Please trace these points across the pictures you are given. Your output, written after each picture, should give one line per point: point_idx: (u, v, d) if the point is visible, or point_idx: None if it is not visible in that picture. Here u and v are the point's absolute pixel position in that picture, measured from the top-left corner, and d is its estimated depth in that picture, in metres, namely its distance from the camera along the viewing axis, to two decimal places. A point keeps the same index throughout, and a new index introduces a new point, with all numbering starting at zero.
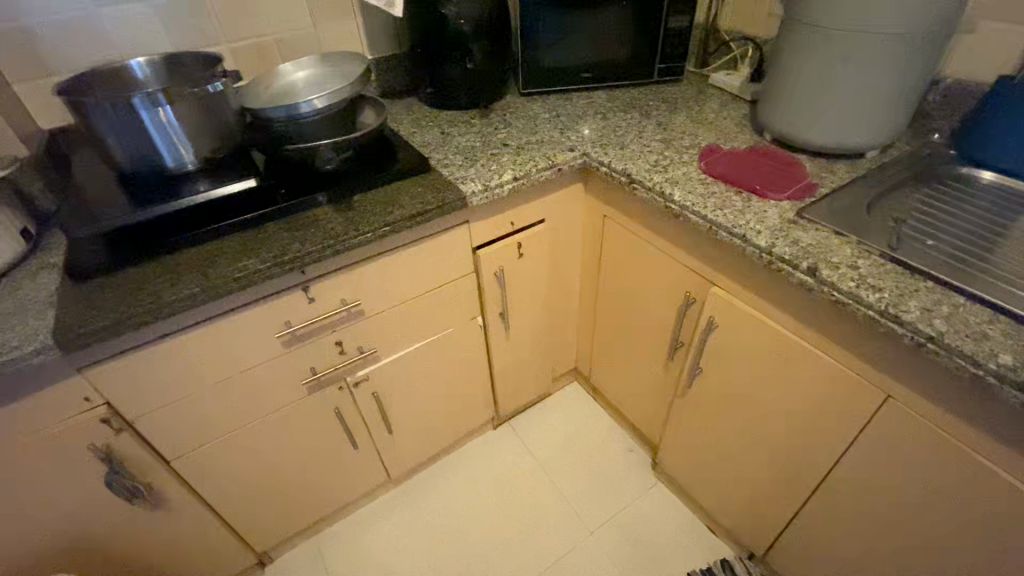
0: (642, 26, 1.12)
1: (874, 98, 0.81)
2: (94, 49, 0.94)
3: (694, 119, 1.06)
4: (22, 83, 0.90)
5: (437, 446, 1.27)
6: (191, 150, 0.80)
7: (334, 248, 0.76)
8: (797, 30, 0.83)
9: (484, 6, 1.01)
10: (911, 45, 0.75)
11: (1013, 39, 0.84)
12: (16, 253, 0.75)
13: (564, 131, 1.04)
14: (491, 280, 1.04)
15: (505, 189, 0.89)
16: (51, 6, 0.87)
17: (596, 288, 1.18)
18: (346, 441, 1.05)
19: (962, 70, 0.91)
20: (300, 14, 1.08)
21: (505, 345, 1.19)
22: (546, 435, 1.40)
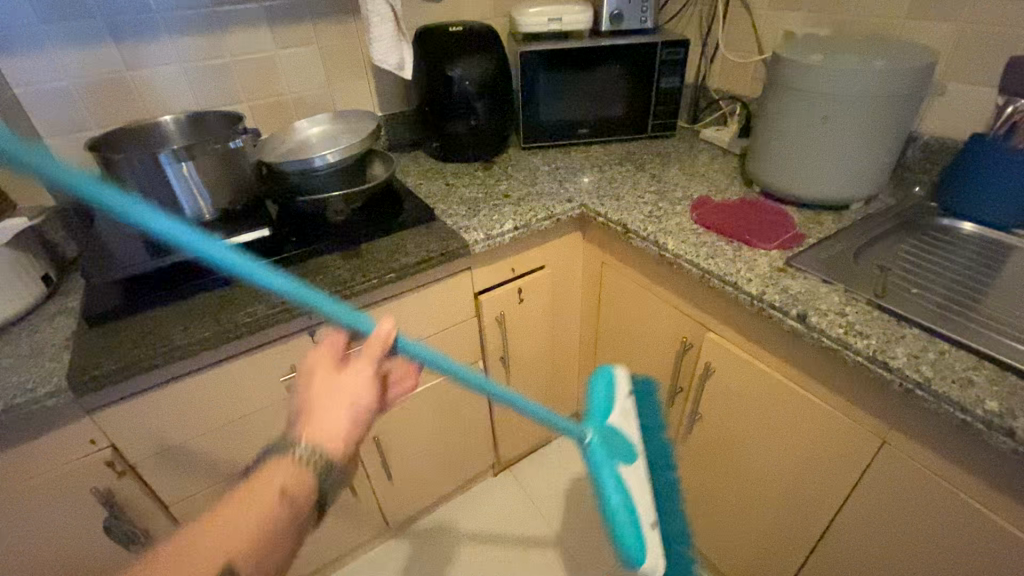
0: (635, 86, 1.20)
1: (854, 155, 0.86)
2: (123, 106, 1.00)
3: (686, 172, 1.11)
4: (53, 137, 0.96)
5: (436, 493, 1.26)
6: (209, 202, 0.85)
7: (288, 318, 0.75)
8: (778, 92, 0.89)
9: (488, 69, 1.08)
10: (884, 107, 0.81)
11: (983, 100, 0.89)
12: (36, 298, 0.78)
13: (563, 182, 1.09)
14: (492, 325, 1.06)
15: (506, 237, 0.93)
16: (87, 69, 0.95)
17: (595, 333, 1.20)
18: (344, 487, 1.04)
19: (938, 128, 0.96)
20: (316, 75, 1.16)
21: (506, 390, 1.20)
22: (547, 483, 1.38)
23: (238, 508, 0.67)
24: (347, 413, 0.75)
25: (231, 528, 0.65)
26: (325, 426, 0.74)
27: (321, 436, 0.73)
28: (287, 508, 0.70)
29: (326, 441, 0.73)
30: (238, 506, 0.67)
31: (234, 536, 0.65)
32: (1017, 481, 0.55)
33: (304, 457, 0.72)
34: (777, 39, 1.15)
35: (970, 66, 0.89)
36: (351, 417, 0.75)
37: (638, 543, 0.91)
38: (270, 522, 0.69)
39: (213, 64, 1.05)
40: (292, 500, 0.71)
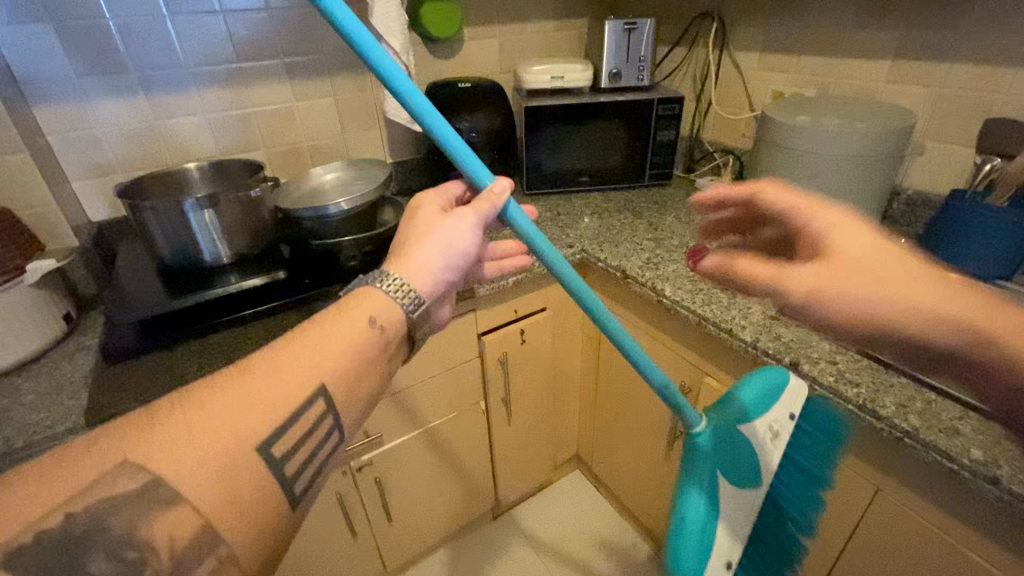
0: (634, 138, 1.27)
1: (840, 208, 0.91)
2: (149, 153, 1.06)
3: (683, 220, 1.16)
4: (81, 181, 1.02)
5: (436, 536, 1.24)
6: (228, 246, 0.89)
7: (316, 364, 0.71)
8: (767, 149, 0.94)
9: (494, 122, 1.15)
10: (867, 164, 0.86)
11: (960, 158, 0.95)
12: (57, 335, 0.81)
13: (565, 228, 1.14)
14: (495, 366, 1.08)
15: (510, 281, 0.96)
16: (118, 118, 1.01)
17: (595, 375, 1.22)
18: (345, 529, 1.04)
19: (920, 183, 1.02)
20: (331, 125, 1.23)
21: (507, 431, 1.21)
22: (548, 526, 1.37)
23: (323, 327, 0.48)
24: (476, 228, 0.57)
25: (325, 340, 0.47)
26: (426, 258, 0.55)
27: (384, 317, 0.51)
28: (378, 333, 0.50)
29: (427, 274, 0.55)
30: (332, 336, 0.47)
31: (327, 348, 0.46)
32: (1007, 530, 0.56)
33: (373, 280, 0.53)
34: (765, 97, 1.23)
35: (946, 127, 0.95)
36: (444, 270, 0.57)
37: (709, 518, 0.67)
38: (357, 335, 0.48)
39: (235, 115, 1.11)
40: (386, 332, 0.51)
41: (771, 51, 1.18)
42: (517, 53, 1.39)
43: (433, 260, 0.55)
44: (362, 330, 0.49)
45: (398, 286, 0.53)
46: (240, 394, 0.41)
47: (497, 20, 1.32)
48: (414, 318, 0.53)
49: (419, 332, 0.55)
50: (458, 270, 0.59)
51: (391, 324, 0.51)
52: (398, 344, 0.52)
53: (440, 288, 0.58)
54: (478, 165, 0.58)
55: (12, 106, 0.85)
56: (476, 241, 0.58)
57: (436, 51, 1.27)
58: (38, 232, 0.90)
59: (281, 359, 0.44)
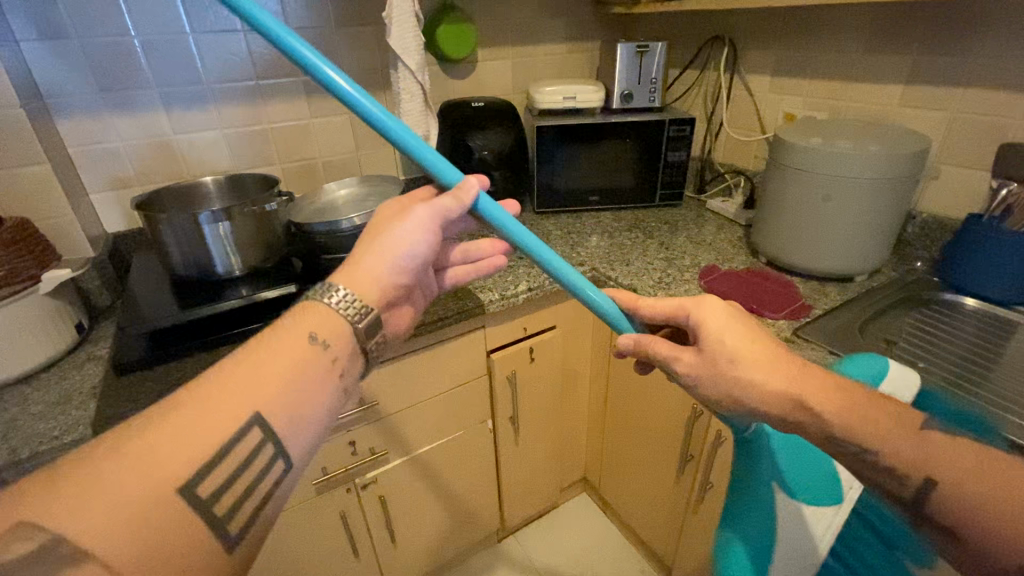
0: (645, 159, 1.27)
1: (855, 230, 0.90)
2: (166, 166, 1.08)
3: (694, 240, 1.16)
4: (99, 193, 1.03)
5: (439, 558, 1.22)
6: (240, 258, 0.89)
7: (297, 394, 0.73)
8: (780, 170, 0.94)
9: (507, 141, 1.16)
10: (882, 187, 0.86)
11: (977, 183, 0.94)
12: (67, 345, 0.82)
13: (575, 247, 1.13)
14: (503, 384, 1.07)
15: (520, 299, 0.96)
16: (138, 133, 1.03)
17: (604, 396, 1.20)
18: (347, 549, 1.02)
19: (935, 207, 1.01)
20: (346, 141, 1.25)
21: (514, 451, 1.19)
22: (553, 551, 1.34)
23: (255, 351, 0.44)
24: (428, 230, 0.54)
25: (276, 361, 0.43)
26: (371, 266, 0.52)
27: (326, 333, 0.47)
28: (321, 350, 0.46)
29: (372, 282, 0.52)
30: (279, 358, 0.44)
31: (275, 373, 0.43)
32: None
33: (318, 294, 0.49)
34: (777, 119, 1.23)
35: (961, 151, 0.94)
36: (393, 275, 0.54)
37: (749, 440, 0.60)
38: (297, 354, 0.44)
39: (252, 131, 1.13)
40: (330, 348, 0.47)
41: (783, 74, 1.19)
42: (529, 75, 1.41)
43: (379, 265, 0.53)
44: (304, 350, 0.45)
45: (340, 298, 0.49)
46: (189, 421, 0.38)
47: (510, 42, 1.34)
48: (362, 329, 0.49)
49: (372, 342, 0.51)
50: (411, 274, 0.56)
51: (333, 339, 0.47)
52: (353, 356, 0.48)
53: (392, 292, 0.55)
54: (434, 157, 0.54)
55: (36, 119, 0.87)
56: (428, 243, 0.55)
57: (450, 71, 1.30)
58: (55, 242, 0.91)
59: (230, 383, 0.41)
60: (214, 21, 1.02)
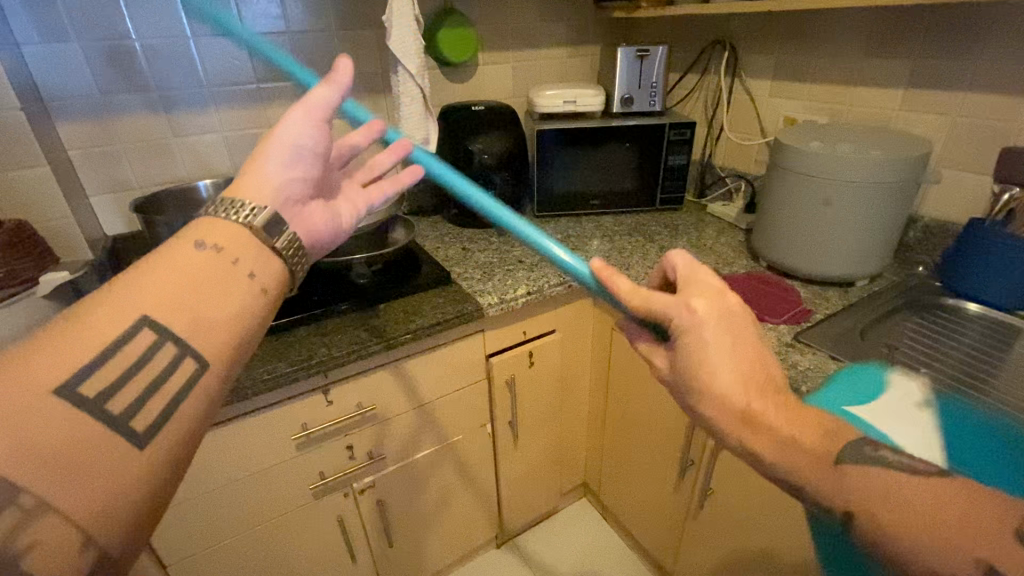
0: (645, 162, 1.27)
1: (856, 235, 0.89)
2: (167, 169, 1.08)
3: (694, 244, 1.15)
4: (99, 196, 1.03)
5: (437, 564, 1.21)
6: None
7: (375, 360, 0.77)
8: (780, 174, 0.94)
9: (507, 144, 1.16)
10: (883, 191, 0.85)
11: (979, 187, 0.93)
12: None
13: (575, 250, 1.13)
14: (502, 388, 1.07)
15: (519, 302, 0.96)
16: (138, 135, 1.03)
17: (604, 400, 1.20)
18: (345, 555, 1.02)
19: (936, 212, 1.00)
20: None
21: (513, 455, 1.19)
22: (552, 557, 1.33)
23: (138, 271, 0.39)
24: (309, 123, 0.49)
25: (169, 275, 0.39)
26: (266, 175, 0.47)
27: (216, 237, 0.42)
28: (214, 254, 0.41)
29: (266, 190, 0.46)
30: (175, 273, 0.39)
31: (174, 287, 0.39)
32: None
33: (216, 212, 0.44)
34: (778, 124, 1.23)
35: (963, 155, 0.94)
36: (289, 177, 0.49)
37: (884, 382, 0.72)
38: (189, 263, 0.40)
39: (252, 134, 1.13)
40: (222, 250, 0.42)
41: (784, 78, 1.19)
42: (530, 79, 1.41)
43: (271, 170, 0.47)
44: (195, 258, 0.40)
45: (247, 213, 0.44)
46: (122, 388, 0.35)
47: (511, 45, 1.34)
48: (261, 227, 0.44)
49: (280, 238, 0.45)
50: (310, 176, 0.50)
51: (226, 242, 0.42)
52: (255, 253, 0.43)
53: (294, 192, 0.49)
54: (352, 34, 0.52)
55: (36, 121, 0.87)
56: (317, 134, 0.50)
57: (450, 75, 1.30)
58: (54, 244, 0.91)
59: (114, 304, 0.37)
60: (215, 24, 1.02)
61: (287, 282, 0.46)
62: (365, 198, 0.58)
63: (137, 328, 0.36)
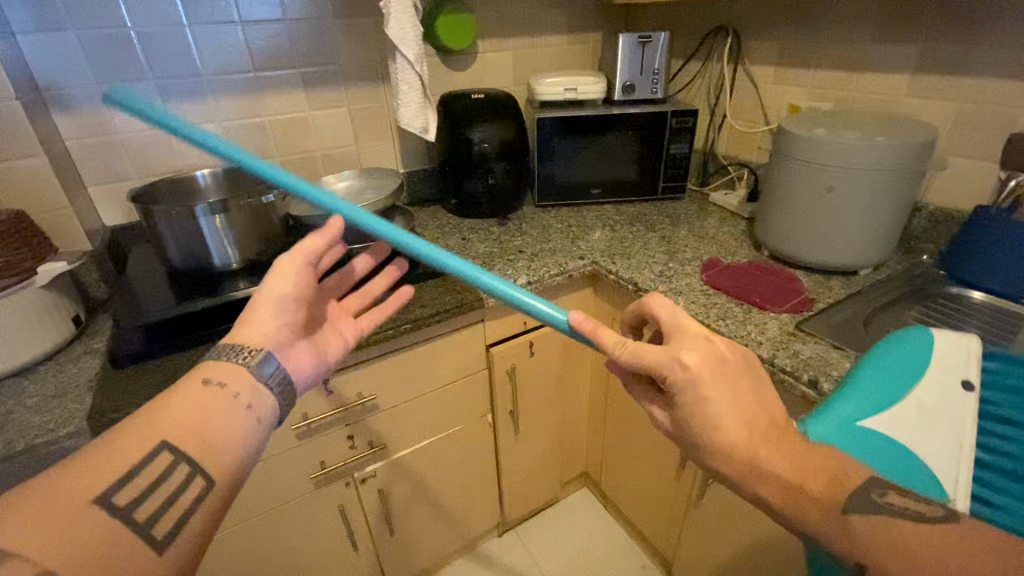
0: (646, 151, 1.25)
1: (860, 223, 0.88)
2: (165, 159, 1.07)
3: (696, 233, 1.14)
4: (97, 186, 1.03)
5: (438, 553, 1.22)
6: (238, 251, 0.89)
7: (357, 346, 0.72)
8: (783, 162, 0.93)
9: (507, 133, 1.15)
10: (887, 178, 0.84)
11: (984, 175, 0.92)
12: (63, 338, 0.81)
13: (575, 240, 1.12)
14: (502, 378, 1.06)
15: (519, 292, 0.95)
16: (134, 125, 1.02)
17: (605, 390, 1.19)
18: (346, 544, 1.02)
19: (941, 199, 0.99)
20: (344, 134, 1.23)
21: (514, 445, 1.19)
22: (553, 546, 1.33)
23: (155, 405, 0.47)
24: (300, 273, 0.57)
25: (183, 411, 0.47)
26: (264, 321, 0.56)
27: (221, 375, 0.50)
28: (219, 391, 0.49)
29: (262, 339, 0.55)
30: (186, 411, 0.47)
31: (181, 419, 0.46)
32: None
33: (220, 355, 0.52)
34: (782, 111, 1.21)
35: (969, 142, 0.93)
36: (280, 323, 0.57)
37: (915, 372, 0.54)
38: (198, 401, 0.48)
39: (250, 123, 1.12)
40: (226, 387, 0.50)
41: (787, 65, 1.17)
42: (530, 66, 1.40)
43: (266, 314, 0.56)
44: (203, 395, 0.48)
45: (246, 355, 0.53)
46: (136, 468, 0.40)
47: (511, 33, 1.32)
48: (257, 366, 0.52)
49: (274, 378, 0.53)
50: (301, 317, 0.58)
51: (229, 379, 0.50)
52: (253, 390, 0.51)
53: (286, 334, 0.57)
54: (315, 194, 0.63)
55: (33, 111, 0.86)
56: (300, 278, 0.57)
57: (450, 62, 1.28)
58: (53, 235, 0.91)
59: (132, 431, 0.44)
60: (211, 12, 1.01)
61: (279, 412, 0.53)
62: (354, 327, 0.68)
63: (157, 451, 0.43)
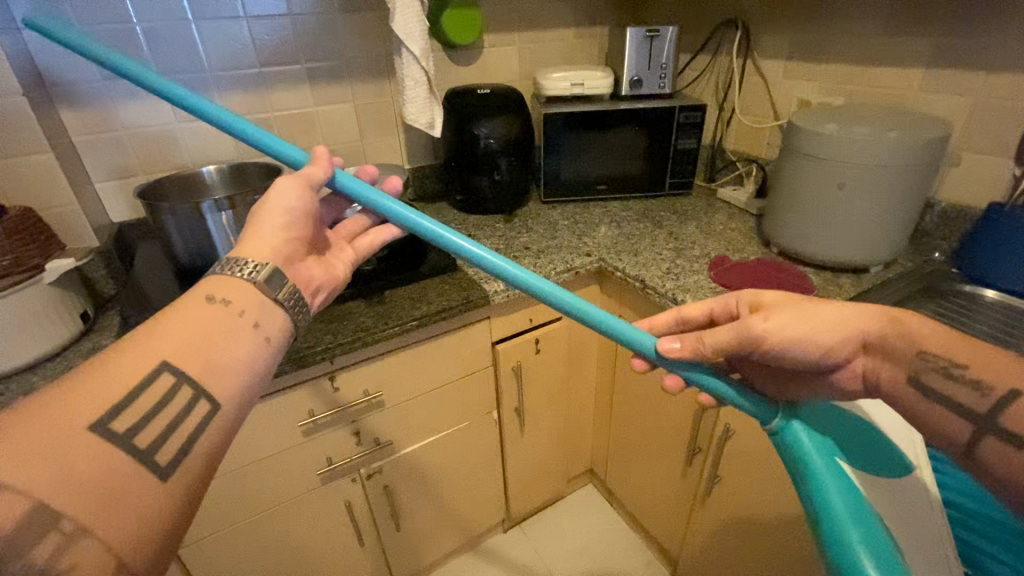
0: (654, 146, 1.24)
1: (871, 220, 0.87)
2: (172, 156, 1.07)
3: (704, 230, 1.13)
4: (104, 182, 1.03)
5: (444, 549, 1.22)
6: None
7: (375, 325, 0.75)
8: (793, 157, 0.91)
9: (513, 128, 1.14)
10: (899, 174, 0.83)
11: (999, 170, 0.91)
12: (72, 334, 0.82)
13: (582, 236, 1.11)
14: (508, 375, 1.06)
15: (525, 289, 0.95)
16: (141, 121, 1.02)
17: (611, 387, 1.19)
18: (353, 539, 1.03)
19: (954, 196, 0.98)
20: (350, 130, 1.23)
21: (519, 442, 1.19)
22: (559, 542, 1.34)
23: (159, 322, 0.46)
24: (301, 191, 0.58)
25: (184, 326, 0.46)
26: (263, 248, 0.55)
27: (225, 293, 0.49)
28: (221, 306, 0.48)
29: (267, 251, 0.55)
30: (188, 325, 0.46)
31: (185, 336, 0.45)
32: None
33: (224, 270, 0.51)
34: (791, 106, 1.20)
35: (983, 137, 0.91)
36: (284, 235, 0.57)
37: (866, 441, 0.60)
38: (202, 316, 0.47)
39: (256, 119, 1.12)
40: (230, 304, 0.49)
41: (798, 59, 1.15)
42: (536, 61, 1.38)
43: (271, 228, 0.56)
44: (204, 310, 0.47)
45: (251, 270, 0.52)
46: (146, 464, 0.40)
47: (517, 27, 1.31)
48: (264, 282, 0.52)
49: (281, 292, 0.53)
50: (303, 233, 0.59)
51: (234, 296, 0.49)
52: (263, 309, 0.51)
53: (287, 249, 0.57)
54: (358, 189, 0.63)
55: (39, 107, 0.86)
56: (303, 196, 0.58)
57: (455, 57, 1.27)
58: (61, 231, 0.91)
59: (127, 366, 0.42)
60: (217, 7, 1.00)
61: (289, 331, 0.53)
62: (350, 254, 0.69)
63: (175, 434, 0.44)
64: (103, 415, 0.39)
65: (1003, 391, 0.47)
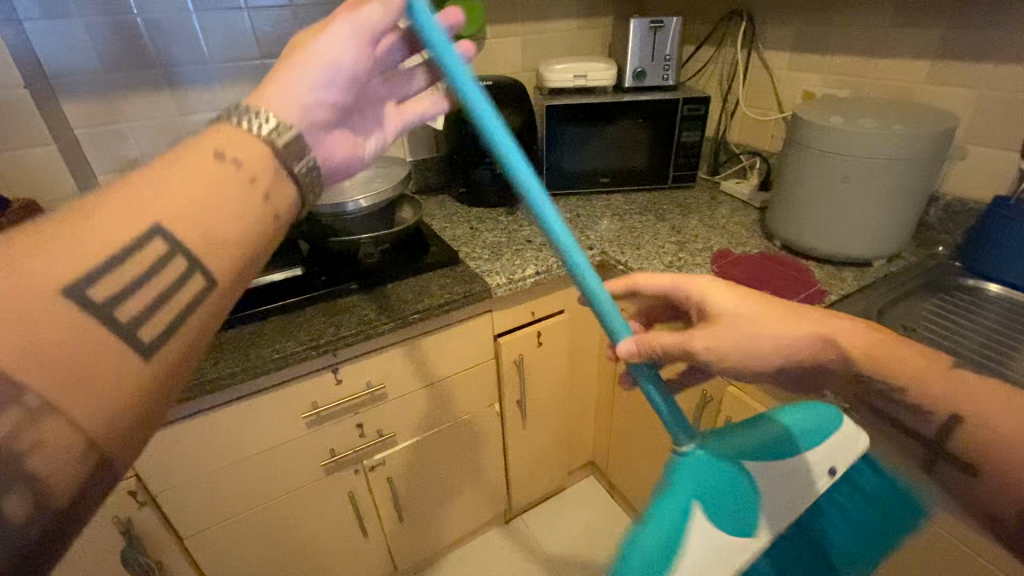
0: (657, 139, 1.24)
1: (875, 213, 0.87)
2: (174, 148, 1.07)
3: (706, 223, 1.13)
4: (106, 174, 1.03)
5: (446, 539, 1.23)
6: None
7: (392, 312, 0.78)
8: (797, 150, 0.91)
9: (516, 121, 1.13)
10: (904, 168, 0.82)
11: (1004, 164, 0.90)
12: None
13: (584, 230, 1.11)
14: (510, 368, 1.07)
15: (527, 283, 0.95)
16: (143, 114, 1.02)
17: (613, 380, 1.20)
18: (356, 529, 1.04)
19: (959, 189, 0.97)
20: None
21: (521, 434, 1.19)
22: (560, 533, 1.35)
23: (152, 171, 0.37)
24: (354, 41, 0.49)
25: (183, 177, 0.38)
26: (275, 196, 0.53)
27: (235, 150, 0.41)
28: (230, 168, 0.40)
29: (292, 108, 0.45)
30: (185, 181, 0.38)
31: (180, 194, 0.37)
32: None
33: (230, 116, 0.42)
34: (796, 99, 1.19)
35: (990, 130, 0.90)
36: (316, 96, 0.47)
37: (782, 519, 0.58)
38: (204, 172, 0.39)
39: None
40: (242, 165, 0.40)
41: (803, 50, 1.14)
42: (539, 52, 1.37)
43: (304, 81, 0.46)
44: (210, 167, 0.39)
45: (268, 126, 0.43)
46: None
47: (520, 17, 1.30)
48: (284, 149, 0.43)
49: (300, 167, 0.44)
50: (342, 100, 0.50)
51: (245, 156, 0.41)
52: (275, 178, 0.42)
53: (319, 116, 0.48)
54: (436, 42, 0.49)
55: (41, 100, 0.86)
56: (356, 54, 0.49)
57: None
58: None
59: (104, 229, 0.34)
60: None
61: (299, 209, 0.45)
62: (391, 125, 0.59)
63: None
64: (82, 280, 0.32)
65: (946, 414, 0.53)
